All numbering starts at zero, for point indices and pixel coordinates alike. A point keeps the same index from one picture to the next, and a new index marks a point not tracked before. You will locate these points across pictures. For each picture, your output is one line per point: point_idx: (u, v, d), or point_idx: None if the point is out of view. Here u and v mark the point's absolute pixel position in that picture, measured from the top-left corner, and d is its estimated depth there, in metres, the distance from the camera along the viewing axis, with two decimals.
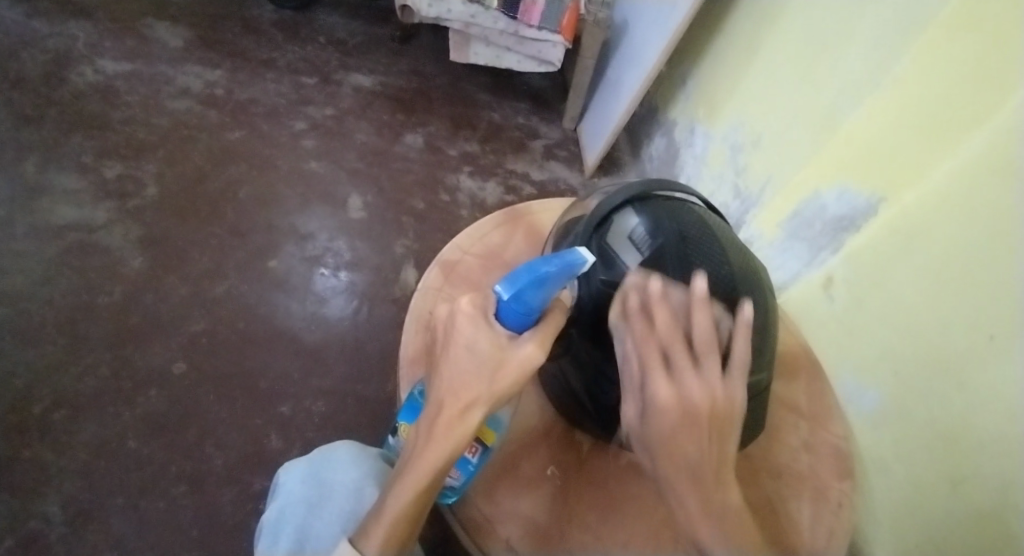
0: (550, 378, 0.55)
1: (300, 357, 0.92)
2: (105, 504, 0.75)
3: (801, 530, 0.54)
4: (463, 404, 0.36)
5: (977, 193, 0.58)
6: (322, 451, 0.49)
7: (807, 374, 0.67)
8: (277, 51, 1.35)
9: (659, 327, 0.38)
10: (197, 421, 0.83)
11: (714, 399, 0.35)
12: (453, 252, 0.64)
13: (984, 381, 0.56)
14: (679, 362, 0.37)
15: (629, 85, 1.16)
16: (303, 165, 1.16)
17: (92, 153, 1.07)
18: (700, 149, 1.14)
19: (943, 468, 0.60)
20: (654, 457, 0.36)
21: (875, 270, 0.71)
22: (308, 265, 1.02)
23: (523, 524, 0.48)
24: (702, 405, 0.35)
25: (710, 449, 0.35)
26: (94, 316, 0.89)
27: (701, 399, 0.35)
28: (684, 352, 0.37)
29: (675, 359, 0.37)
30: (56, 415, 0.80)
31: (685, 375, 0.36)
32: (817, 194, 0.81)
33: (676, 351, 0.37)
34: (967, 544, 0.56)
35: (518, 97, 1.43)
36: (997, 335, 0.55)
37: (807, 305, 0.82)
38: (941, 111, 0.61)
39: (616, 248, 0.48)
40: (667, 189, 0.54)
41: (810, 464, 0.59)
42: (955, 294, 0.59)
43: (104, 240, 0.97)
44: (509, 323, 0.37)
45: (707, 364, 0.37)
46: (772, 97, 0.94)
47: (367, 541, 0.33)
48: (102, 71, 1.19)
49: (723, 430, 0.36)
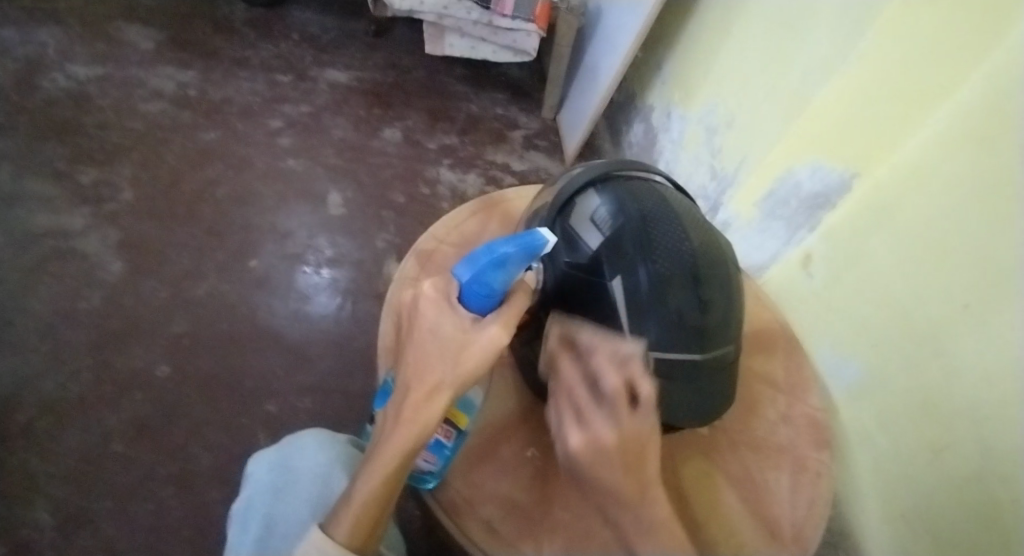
0: (522, 360, 0.56)
1: (285, 355, 0.92)
2: (94, 508, 0.74)
3: (779, 500, 0.55)
4: (429, 387, 0.36)
5: (950, 165, 0.59)
6: (288, 440, 0.49)
7: (784, 349, 0.68)
8: (250, 49, 1.33)
9: (569, 378, 0.41)
10: (183, 422, 0.83)
11: (621, 436, 0.37)
12: (428, 241, 0.64)
13: (960, 349, 0.57)
14: (586, 405, 0.39)
15: (605, 71, 1.17)
16: (280, 163, 1.15)
17: (66, 158, 1.06)
18: (677, 133, 1.15)
19: (924, 436, 0.62)
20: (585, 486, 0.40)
21: (851, 246, 0.72)
22: (290, 263, 1.02)
23: (504, 505, 0.49)
24: (611, 443, 0.37)
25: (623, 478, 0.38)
26: (74, 323, 0.88)
27: (611, 440, 0.37)
28: (589, 395, 0.39)
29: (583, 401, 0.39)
30: (40, 423, 0.79)
31: (593, 418, 0.38)
32: (791, 173, 0.82)
33: (583, 395, 0.39)
34: (952, 508, 0.57)
35: (496, 88, 1.43)
36: (971, 304, 0.56)
37: (788, 284, 0.84)
38: (909, 86, 0.62)
39: (579, 230, 0.50)
40: (630, 169, 0.54)
41: (788, 436, 0.60)
42: (930, 267, 0.61)
43: (81, 246, 0.96)
44: (471, 306, 0.37)
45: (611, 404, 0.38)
46: (745, 78, 0.94)
47: (336, 527, 0.35)
48: (73, 76, 1.18)
49: (637, 459, 0.38)
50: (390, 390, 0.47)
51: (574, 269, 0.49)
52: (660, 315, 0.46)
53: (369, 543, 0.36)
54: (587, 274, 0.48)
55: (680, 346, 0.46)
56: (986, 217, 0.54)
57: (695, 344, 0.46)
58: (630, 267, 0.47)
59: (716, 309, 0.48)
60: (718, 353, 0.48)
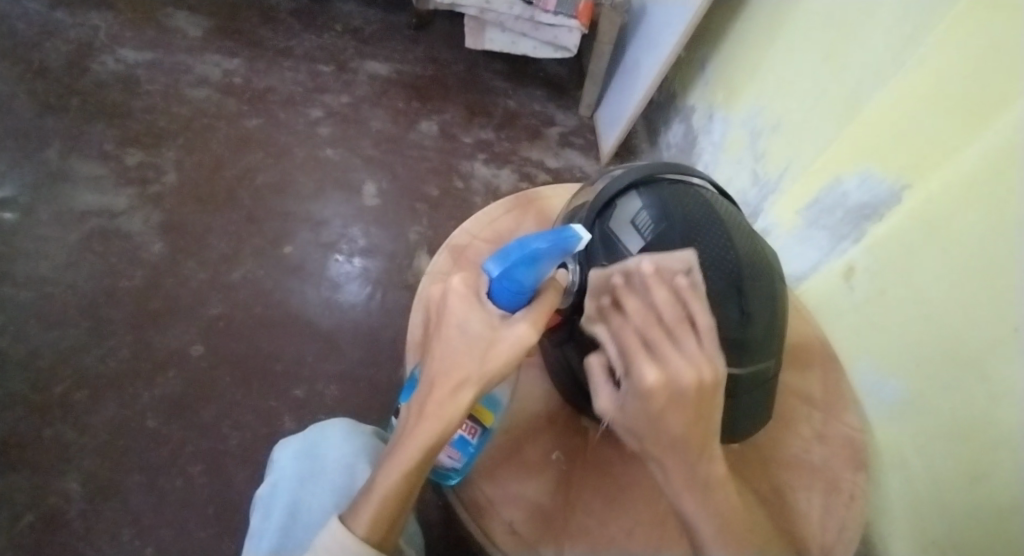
0: (553, 362, 0.55)
1: (314, 342, 0.93)
2: (125, 480, 0.77)
3: (811, 522, 0.53)
4: (455, 382, 0.36)
5: (1007, 180, 0.55)
6: (314, 427, 0.49)
7: (821, 364, 0.65)
8: (294, 39, 1.36)
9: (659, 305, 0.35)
10: (214, 401, 0.85)
11: (701, 377, 0.33)
12: (463, 237, 0.64)
13: (1007, 375, 0.54)
14: (656, 341, 0.34)
15: (646, 70, 1.14)
16: (318, 152, 1.17)
17: (114, 141, 1.10)
18: (718, 136, 1.12)
19: (963, 463, 0.58)
20: (641, 440, 0.37)
21: (899, 260, 0.69)
22: (323, 251, 1.03)
23: (526, 508, 0.48)
24: (690, 386, 0.33)
25: (694, 427, 0.35)
26: (115, 300, 0.92)
27: (691, 384, 0.33)
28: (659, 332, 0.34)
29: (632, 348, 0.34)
30: (79, 394, 0.83)
31: (669, 355, 0.34)
32: (838, 181, 0.79)
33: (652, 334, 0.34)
34: (991, 543, 0.54)
35: (534, 84, 1.42)
36: (1021, 328, 0.52)
37: (827, 297, 0.80)
38: (969, 93, 0.58)
39: (618, 233, 0.48)
40: (675, 172, 0.53)
41: (822, 455, 0.58)
42: (981, 286, 0.57)
43: (124, 226, 1.00)
44: (500, 302, 0.37)
45: (686, 341, 0.34)
46: (794, 80, 0.91)
47: (356, 521, 0.34)
48: (124, 61, 1.22)
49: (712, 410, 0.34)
50: (415, 384, 0.47)
51: None
52: None
53: (387, 538, 0.36)
54: None
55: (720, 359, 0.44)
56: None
57: (736, 359, 0.44)
58: None
59: (759, 324, 0.46)
60: (758, 368, 0.46)
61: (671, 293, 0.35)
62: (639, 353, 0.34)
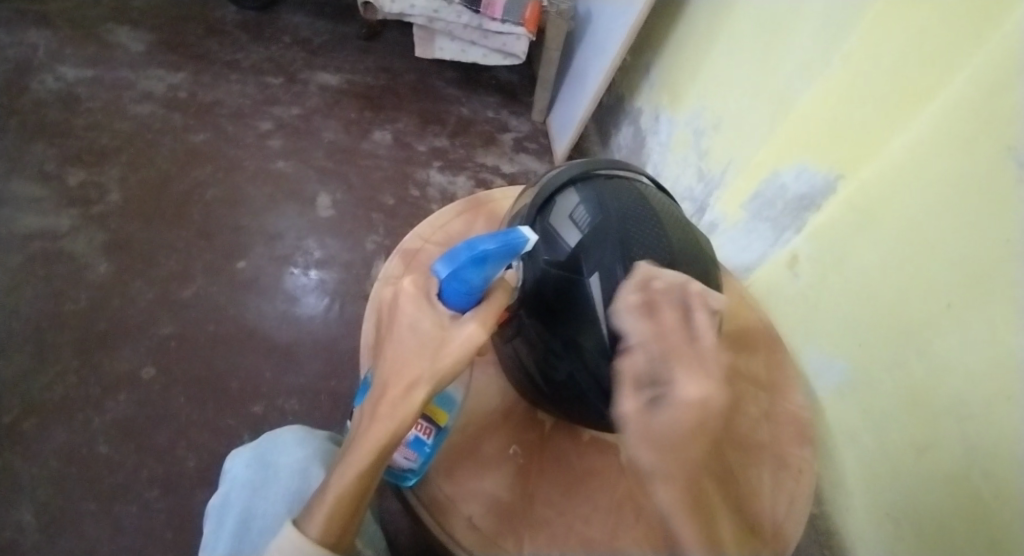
0: (505, 358, 0.56)
1: (272, 356, 0.92)
2: (77, 509, 0.74)
3: (760, 496, 0.56)
4: (407, 382, 0.36)
5: (934, 167, 0.60)
6: (266, 437, 0.48)
7: (768, 347, 0.68)
8: (241, 52, 1.34)
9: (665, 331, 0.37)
10: (170, 422, 0.83)
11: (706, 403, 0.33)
12: (414, 241, 0.65)
13: (942, 348, 0.58)
14: (686, 361, 0.35)
15: (594, 74, 1.18)
16: (270, 165, 1.15)
17: (55, 160, 1.06)
18: (665, 136, 1.15)
19: (907, 434, 0.62)
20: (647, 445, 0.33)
21: (838, 246, 0.72)
22: (278, 265, 1.02)
23: (486, 502, 0.49)
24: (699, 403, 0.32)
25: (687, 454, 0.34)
26: (60, 324, 0.88)
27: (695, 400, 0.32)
28: (686, 353, 0.35)
29: (682, 357, 0.35)
30: (26, 424, 0.79)
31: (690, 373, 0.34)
32: (777, 174, 0.82)
33: (676, 351, 0.35)
34: (940, 507, 0.57)
35: (487, 91, 1.44)
36: (953, 303, 0.57)
37: (774, 285, 0.84)
38: (893, 87, 0.63)
39: (557, 228, 0.50)
40: (610, 167, 0.55)
41: (770, 432, 0.61)
42: (914, 266, 0.61)
43: (68, 248, 0.96)
44: (451, 303, 0.37)
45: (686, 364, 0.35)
46: (733, 79, 0.95)
47: (311, 523, 0.34)
48: (63, 78, 1.18)
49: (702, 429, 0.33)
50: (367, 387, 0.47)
51: (552, 267, 0.49)
52: None
53: (343, 540, 0.35)
54: (567, 273, 0.48)
55: None
56: (970, 214, 0.55)
57: None
58: (608, 266, 0.47)
59: None
60: None
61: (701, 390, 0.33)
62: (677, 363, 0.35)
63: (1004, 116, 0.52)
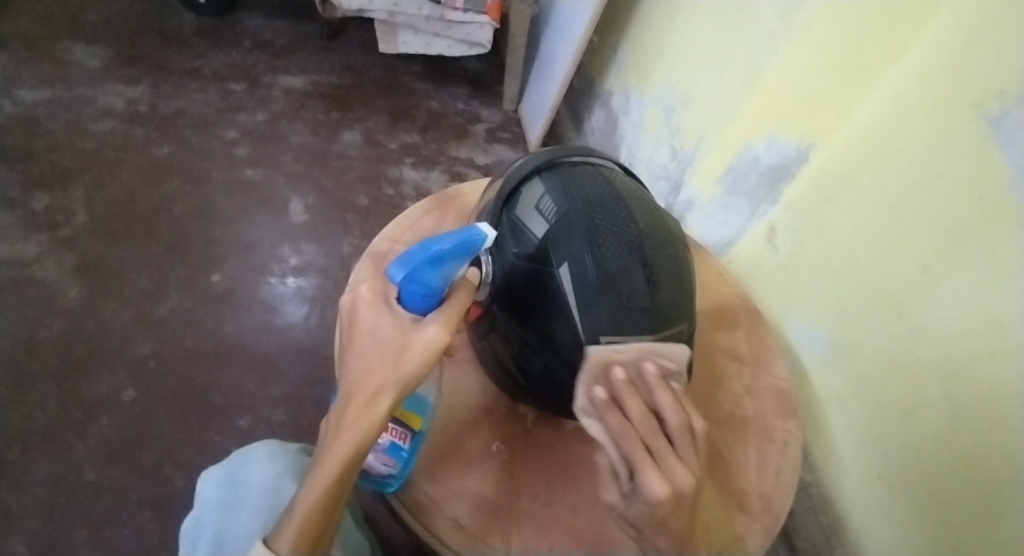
0: (483, 354, 0.56)
1: (255, 368, 0.91)
2: (65, 539, 0.73)
3: (747, 471, 0.56)
4: (370, 391, 0.36)
5: (903, 129, 0.59)
6: (237, 456, 0.48)
7: (748, 322, 0.68)
8: (201, 60, 1.31)
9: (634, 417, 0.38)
10: (155, 443, 0.82)
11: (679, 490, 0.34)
12: (384, 242, 0.64)
13: (923, 309, 0.58)
14: (660, 448, 0.36)
15: (561, 59, 1.16)
16: (239, 174, 1.13)
17: (17, 186, 1.03)
18: (637, 116, 1.14)
19: (892, 398, 0.62)
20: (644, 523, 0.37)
21: (814, 215, 0.72)
22: (255, 275, 1.01)
23: (471, 501, 0.49)
24: (678, 493, 0.34)
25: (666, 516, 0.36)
26: (35, 353, 0.86)
27: (673, 490, 0.34)
28: (659, 439, 0.36)
29: (643, 450, 0.36)
30: (7, 457, 0.77)
31: (670, 462, 0.35)
32: (748, 147, 0.81)
33: (653, 440, 0.36)
34: (930, 467, 0.57)
35: (456, 83, 1.42)
36: (931, 264, 0.57)
37: (755, 258, 0.83)
38: (857, 51, 0.62)
39: (524, 220, 0.49)
40: (577, 154, 0.54)
41: (754, 408, 0.61)
42: (893, 230, 0.61)
43: (37, 274, 0.94)
44: (411, 306, 0.37)
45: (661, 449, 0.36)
46: (698, 54, 0.94)
47: (281, 540, 0.34)
48: (19, 101, 1.14)
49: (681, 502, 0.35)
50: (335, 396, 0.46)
51: (521, 260, 0.48)
52: (610, 299, 0.46)
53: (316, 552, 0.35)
54: (536, 264, 0.48)
55: (633, 328, 0.46)
56: (945, 174, 0.55)
57: (648, 325, 0.46)
58: (577, 255, 0.46)
59: (666, 290, 0.47)
60: (672, 333, 0.47)
61: (668, 481, 0.34)
62: (644, 457, 0.36)
63: (975, 73, 0.51)
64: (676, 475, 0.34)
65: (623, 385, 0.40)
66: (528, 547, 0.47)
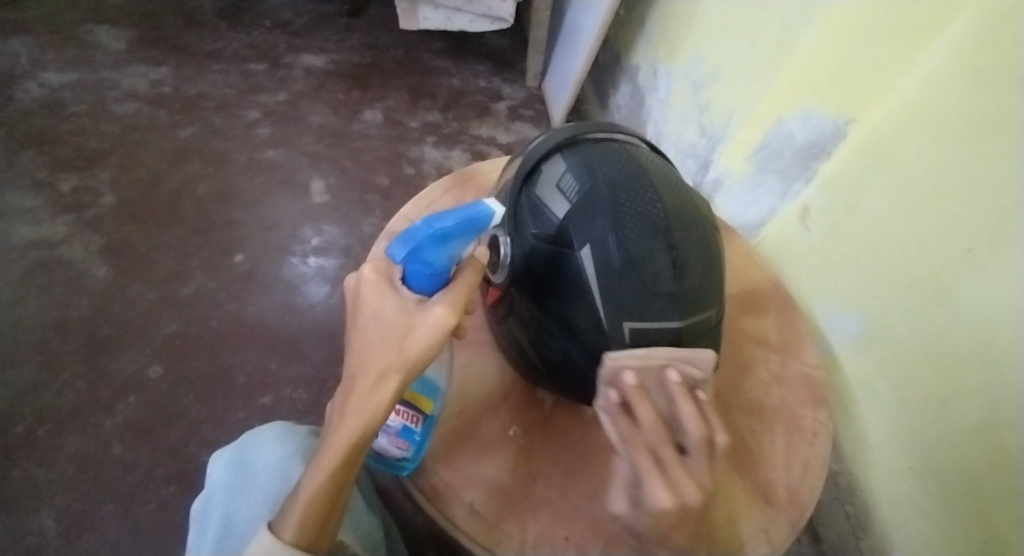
0: (503, 338, 0.54)
1: (277, 348, 0.92)
2: (96, 511, 0.75)
3: (774, 464, 0.54)
4: (376, 373, 0.35)
5: (949, 100, 0.55)
6: (247, 436, 0.48)
7: (777, 307, 0.65)
8: (222, 40, 1.31)
9: (643, 424, 0.36)
10: (180, 421, 0.83)
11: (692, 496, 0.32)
12: (401, 222, 0.62)
13: (964, 295, 0.54)
14: (668, 456, 0.34)
15: (585, 32, 1.12)
16: (260, 154, 1.13)
17: (46, 168, 1.05)
18: (664, 91, 1.10)
19: (927, 387, 0.58)
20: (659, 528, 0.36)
21: (850, 193, 0.68)
22: (277, 256, 1.01)
23: (485, 486, 0.48)
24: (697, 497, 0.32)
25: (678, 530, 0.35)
26: (65, 332, 0.89)
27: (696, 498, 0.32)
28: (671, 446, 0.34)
29: (644, 460, 0.34)
30: (40, 432, 0.80)
31: (676, 467, 0.33)
32: (780, 123, 0.77)
33: (664, 447, 0.34)
34: (966, 461, 0.54)
35: (477, 60, 1.39)
36: (974, 247, 0.53)
37: (786, 240, 0.80)
38: (900, 17, 0.57)
39: (544, 199, 0.47)
40: (601, 131, 0.52)
41: (782, 396, 0.58)
42: (931, 210, 0.57)
43: (66, 255, 0.96)
44: (415, 286, 0.36)
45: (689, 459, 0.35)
46: (729, 25, 0.89)
47: (283, 527, 0.33)
48: (48, 85, 1.16)
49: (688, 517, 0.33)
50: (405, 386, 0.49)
51: (541, 241, 0.47)
52: (633, 284, 0.43)
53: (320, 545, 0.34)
54: (556, 246, 0.46)
55: (657, 313, 0.44)
56: (988, 149, 0.51)
57: (673, 311, 0.44)
58: (598, 237, 0.44)
59: (694, 273, 0.45)
60: (699, 319, 0.45)
61: (674, 491, 0.32)
62: (650, 468, 0.33)
63: (1019, 40, 0.47)
64: (683, 485, 0.32)
65: (634, 390, 0.38)
66: (542, 536, 0.46)
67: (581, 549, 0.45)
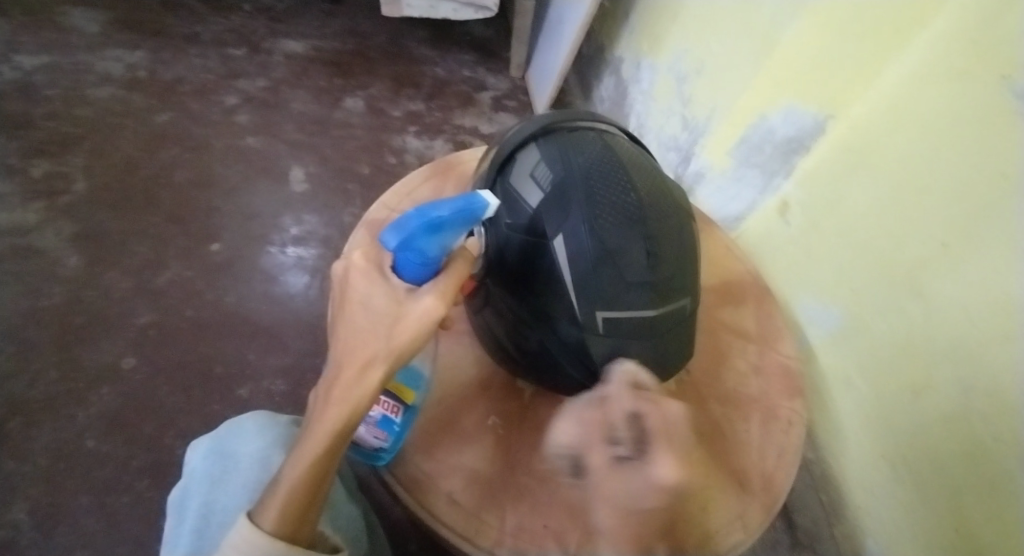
0: (480, 328, 0.55)
1: (257, 338, 0.90)
2: (71, 504, 0.74)
3: (751, 451, 0.55)
4: (362, 361, 0.35)
5: (927, 99, 0.56)
6: (228, 424, 0.47)
7: (756, 298, 0.66)
8: (200, 24, 1.28)
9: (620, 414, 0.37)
10: (156, 412, 0.82)
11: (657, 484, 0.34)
12: (380, 210, 0.62)
13: (938, 289, 0.55)
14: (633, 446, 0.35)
15: (571, 23, 1.11)
16: (239, 142, 1.11)
17: (17, 153, 1.02)
18: (648, 84, 1.10)
19: (901, 379, 0.60)
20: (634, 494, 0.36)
21: (829, 189, 0.69)
22: (256, 245, 1.00)
23: (466, 475, 0.48)
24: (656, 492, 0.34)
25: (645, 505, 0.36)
26: (38, 322, 0.86)
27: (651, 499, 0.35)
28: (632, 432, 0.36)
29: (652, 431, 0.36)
30: (11, 424, 0.78)
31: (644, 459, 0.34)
32: (761, 117, 0.77)
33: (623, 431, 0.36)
34: (938, 450, 0.55)
35: (461, 49, 1.38)
36: (949, 243, 0.54)
37: (766, 233, 0.81)
38: (880, 15, 0.58)
39: (518, 188, 0.47)
40: (576, 120, 0.51)
41: (759, 386, 0.59)
42: (908, 206, 0.58)
43: (38, 242, 0.93)
44: (406, 275, 0.36)
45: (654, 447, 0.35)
46: (714, 18, 0.89)
47: (264, 517, 0.33)
48: (19, 67, 1.12)
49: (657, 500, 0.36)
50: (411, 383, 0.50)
51: (514, 231, 0.47)
52: (607, 274, 0.44)
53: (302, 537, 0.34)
54: (529, 236, 0.46)
55: (633, 302, 0.44)
56: (965, 149, 0.52)
57: (648, 301, 0.44)
58: (569, 226, 0.44)
59: (668, 264, 0.45)
60: (672, 309, 0.46)
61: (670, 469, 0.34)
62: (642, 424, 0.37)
63: (999, 41, 0.48)
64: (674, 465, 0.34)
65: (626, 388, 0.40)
66: (523, 525, 0.46)
67: (560, 539, 0.46)
